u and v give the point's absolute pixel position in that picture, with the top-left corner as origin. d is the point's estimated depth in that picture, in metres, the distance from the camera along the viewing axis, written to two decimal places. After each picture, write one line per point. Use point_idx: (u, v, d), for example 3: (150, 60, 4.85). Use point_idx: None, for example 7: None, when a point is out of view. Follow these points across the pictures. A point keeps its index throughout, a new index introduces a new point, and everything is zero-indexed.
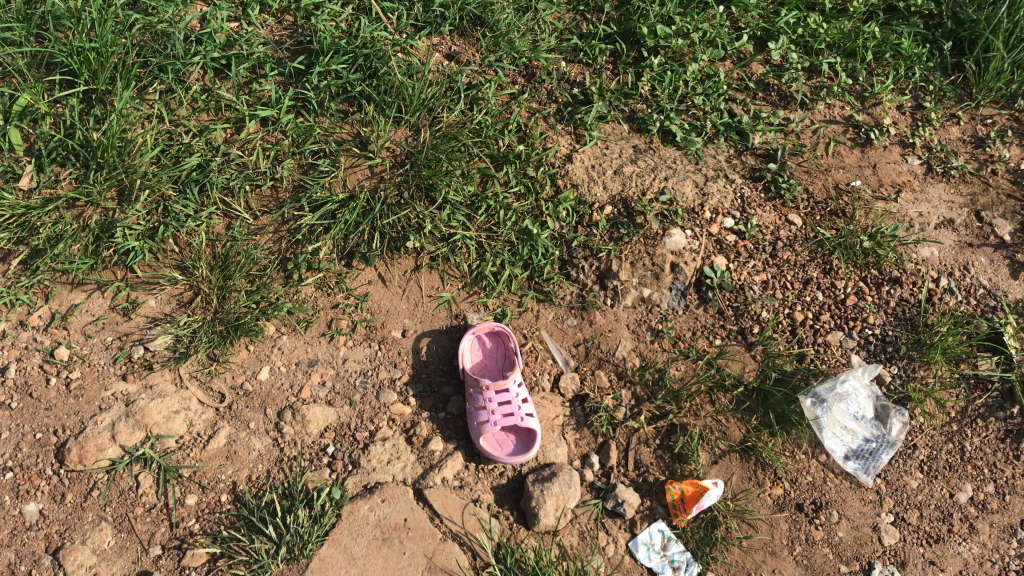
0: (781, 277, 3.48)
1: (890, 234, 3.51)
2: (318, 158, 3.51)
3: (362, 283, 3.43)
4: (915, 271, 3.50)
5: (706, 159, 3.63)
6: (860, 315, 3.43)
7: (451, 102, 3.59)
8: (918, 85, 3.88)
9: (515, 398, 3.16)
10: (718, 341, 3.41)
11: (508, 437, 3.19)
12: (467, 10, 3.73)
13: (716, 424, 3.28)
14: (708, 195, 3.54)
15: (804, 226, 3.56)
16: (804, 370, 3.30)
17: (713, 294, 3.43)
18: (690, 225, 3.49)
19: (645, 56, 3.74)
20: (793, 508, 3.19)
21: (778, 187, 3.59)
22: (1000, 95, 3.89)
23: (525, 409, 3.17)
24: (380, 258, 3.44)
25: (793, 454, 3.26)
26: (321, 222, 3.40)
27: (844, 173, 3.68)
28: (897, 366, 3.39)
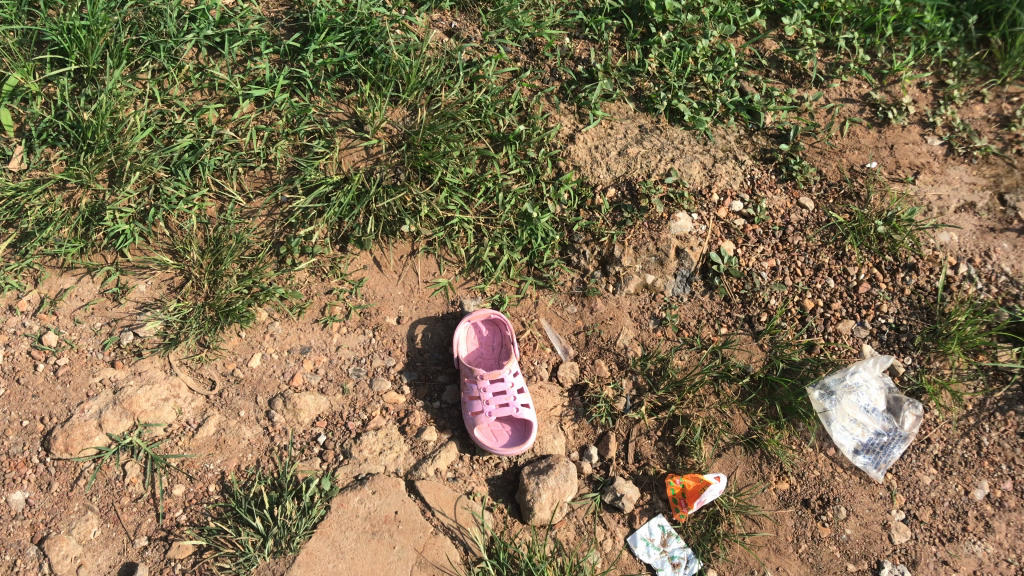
0: (790, 263, 3.36)
1: (907, 219, 3.36)
2: (313, 138, 3.41)
3: (358, 268, 3.35)
4: (932, 257, 3.35)
5: (716, 139, 3.48)
6: (873, 303, 3.31)
7: (451, 79, 3.45)
8: (941, 61, 3.67)
9: (510, 388, 3.05)
10: (724, 330, 3.29)
11: (504, 427, 3.10)
12: None
13: (720, 416, 3.17)
14: (717, 179, 3.41)
15: (816, 210, 3.43)
16: (813, 360, 3.20)
17: (720, 281, 3.31)
18: (697, 209, 3.38)
19: (654, 31, 3.54)
20: (798, 503, 3.08)
21: (789, 168, 3.45)
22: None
23: (521, 400, 3.07)
24: (377, 242, 3.36)
25: (800, 448, 3.14)
26: (315, 205, 3.32)
27: (860, 154, 3.52)
28: (911, 357, 3.25)
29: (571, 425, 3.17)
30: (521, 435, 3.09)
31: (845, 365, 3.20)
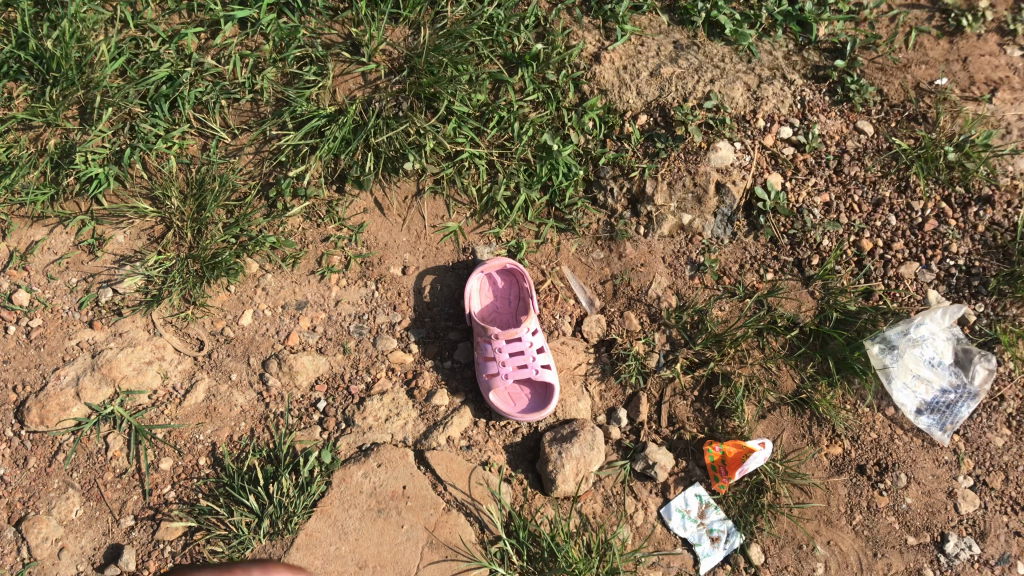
0: (846, 198, 2.97)
1: (985, 144, 2.91)
2: (306, 68, 2.98)
3: (358, 213, 2.99)
4: (1010, 187, 2.92)
5: (762, 55, 3.02)
6: (940, 242, 2.92)
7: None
8: None
9: (529, 348, 2.73)
10: (770, 276, 2.93)
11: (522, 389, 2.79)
12: None
13: (764, 373, 2.83)
14: (764, 103, 2.97)
15: (876, 135, 3.00)
16: (871, 309, 2.84)
17: (766, 220, 2.94)
18: (740, 137, 2.96)
19: None
20: (853, 470, 2.76)
21: (846, 88, 3.00)
22: None
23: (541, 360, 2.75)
24: (376, 183, 2.99)
25: (854, 408, 2.81)
26: (307, 143, 2.95)
27: (928, 69, 3.05)
28: (984, 304, 2.87)
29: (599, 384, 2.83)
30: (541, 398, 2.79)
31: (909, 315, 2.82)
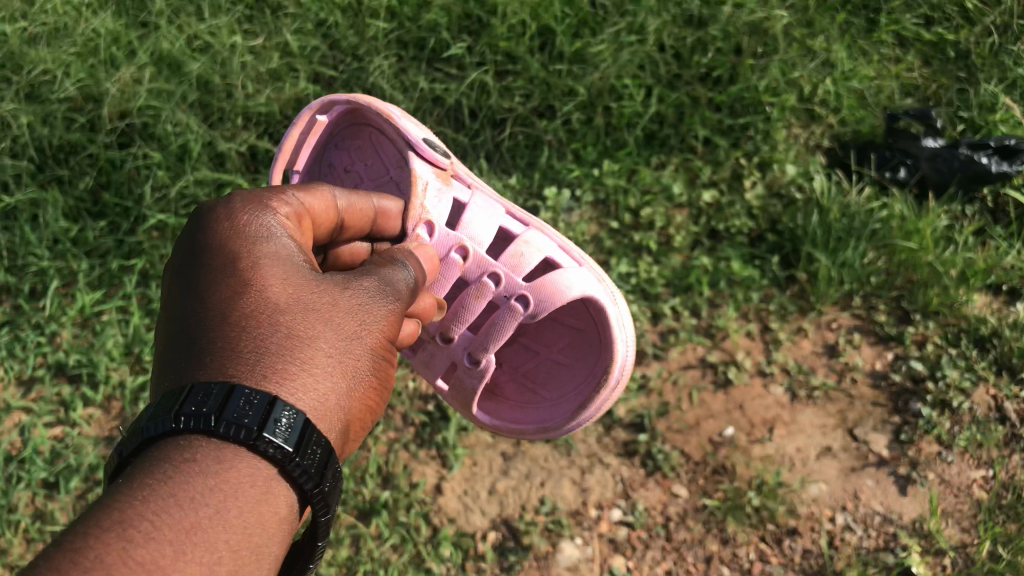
0: (838, 327, 2.06)
1: (935, 168, 2.19)
2: (22, 329, 1.98)
3: (98, 418, 1.90)
4: (996, 247, 2.13)
5: (645, 191, 2.20)
6: (975, 338, 1.99)
7: (206, 129, 2.09)
8: None
9: (467, 295, 1.67)
10: (809, 464, 1.85)
11: (540, 344, 1.74)
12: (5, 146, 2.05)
13: (774, 449, 1.86)
14: (679, 198, 2.19)
15: (831, 237, 2.08)
16: (948, 467, 1.83)
17: (754, 384, 1.97)
18: (680, 293, 2.10)
19: (180, 169, 2.07)
20: (925, 551, 1.75)
21: (767, 197, 2.19)
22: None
23: (502, 277, 1.66)
24: (119, 373, 1.93)
25: (905, 493, 1.81)
26: (25, 391, 1.94)
27: (756, 178, 2.21)
28: None
29: (583, 487, 1.81)
30: (587, 322, 1.71)
31: (952, 430, 1.87)
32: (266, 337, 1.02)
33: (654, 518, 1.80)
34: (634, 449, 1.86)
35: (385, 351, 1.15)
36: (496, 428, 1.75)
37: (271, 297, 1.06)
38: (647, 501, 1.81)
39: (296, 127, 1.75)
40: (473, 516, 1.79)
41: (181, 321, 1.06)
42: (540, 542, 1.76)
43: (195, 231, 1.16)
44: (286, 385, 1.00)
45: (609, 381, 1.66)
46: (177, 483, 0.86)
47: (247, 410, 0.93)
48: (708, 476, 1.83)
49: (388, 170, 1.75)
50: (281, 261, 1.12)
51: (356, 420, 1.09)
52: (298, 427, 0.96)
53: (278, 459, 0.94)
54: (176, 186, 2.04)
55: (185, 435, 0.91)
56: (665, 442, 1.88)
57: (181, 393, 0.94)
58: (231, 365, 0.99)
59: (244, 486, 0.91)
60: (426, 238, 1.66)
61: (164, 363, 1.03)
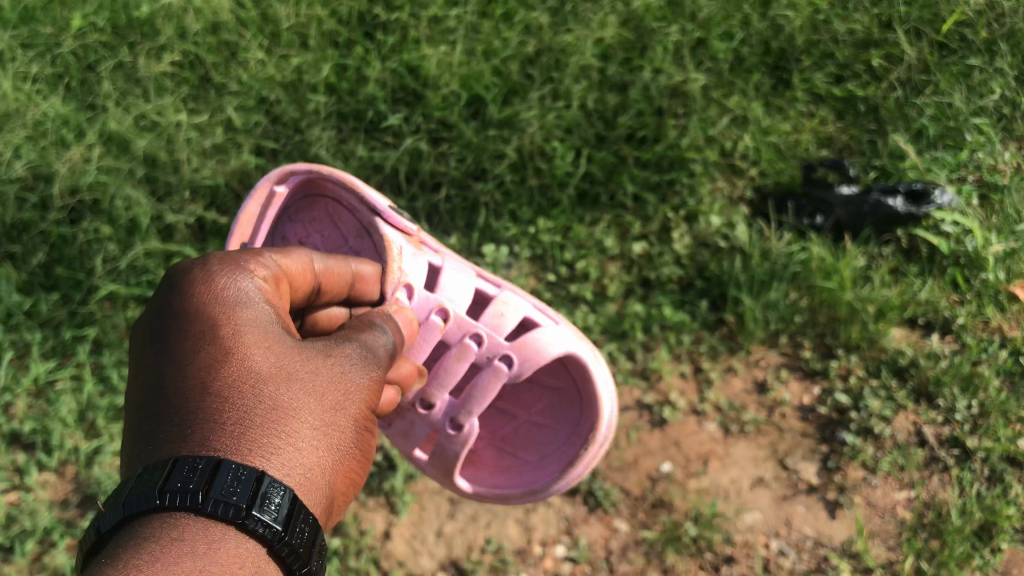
0: (767, 364, 2.16)
1: (849, 212, 2.29)
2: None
3: (52, 483, 1.96)
4: (912, 283, 2.19)
5: (577, 246, 2.32)
6: (896, 370, 2.07)
7: (154, 203, 2.16)
8: (768, 36, 2.52)
9: (449, 357, 1.75)
10: (741, 494, 1.97)
11: (519, 407, 1.85)
12: None
13: (710, 481, 1.98)
14: (611, 250, 2.30)
15: (754, 282, 2.18)
16: (872, 491, 1.95)
17: (686, 420, 2.08)
18: (614, 340, 2.21)
19: (130, 241, 2.15)
20: (854, 570, 1.87)
21: (695, 246, 2.29)
22: (758, 51, 2.51)
23: (484, 337, 1.75)
24: (74, 439, 1.99)
25: (835, 517, 1.92)
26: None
27: (682, 231, 2.31)
28: (991, 420, 1.96)
29: (527, 526, 1.92)
30: (565, 381, 1.83)
31: (875, 456, 1.98)
32: (251, 411, 1.06)
33: (596, 552, 1.92)
34: (576, 488, 1.97)
35: (363, 421, 1.19)
36: (479, 494, 1.81)
37: (255, 369, 1.10)
38: (590, 536, 1.93)
39: (252, 200, 1.80)
40: (422, 559, 1.89)
41: (159, 390, 1.08)
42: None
43: (171, 298, 1.18)
44: (271, 460, 1.04)
45: (598, 437, 1.76)
46: (166, 562, 0.89)
47: (234, 488, 0.96)
48: (647, 509, 1.95)
49: (347, 239, 1.86)
50: (265, 333, 1.16)
51: (336, 491, 1.13)
52: (285, 506, 1.00)
53: (265, 537, 0.97)
54: (126, 258, 2.12)
55: (171, 511, 0.94)
56: (606, 479, 1.99)
57: (166, 467, 0.96)
58: (215, 439, 1.02)
59: (232, 565, 0.94)
60: (406, 301, 1.74)
61: (141, 433, 1.05)
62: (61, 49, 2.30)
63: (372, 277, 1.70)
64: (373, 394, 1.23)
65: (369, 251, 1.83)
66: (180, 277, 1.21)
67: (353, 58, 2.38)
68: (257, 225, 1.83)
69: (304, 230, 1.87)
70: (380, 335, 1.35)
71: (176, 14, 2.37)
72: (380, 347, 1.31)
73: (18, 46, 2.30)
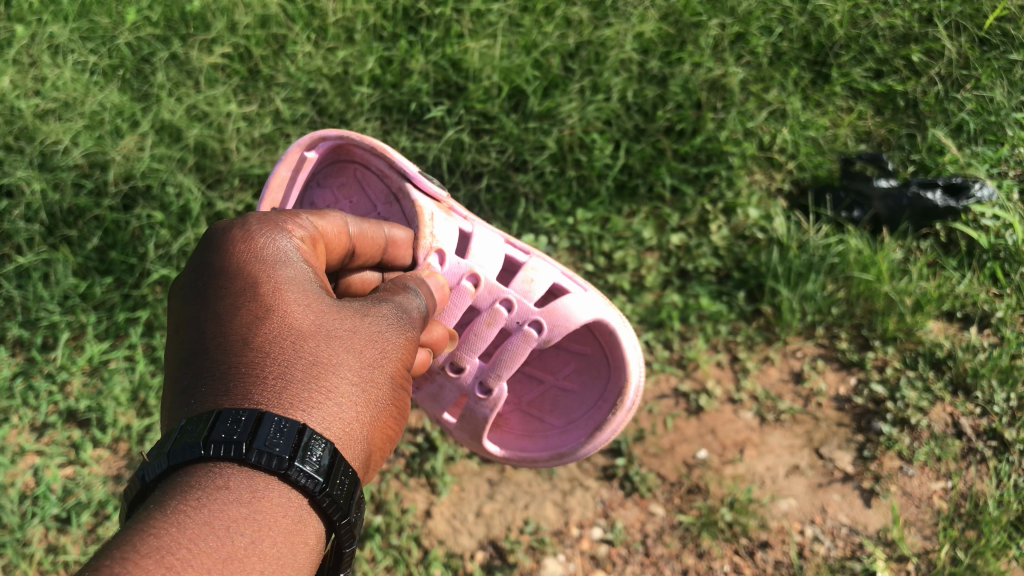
0: (803, 354, 2.18)
1: (887, 206, 2.28)
2: (35, 378, 2.14)
3: (106, 458, 2.05)
4: (951, 277, 2.20)
5: (615, 237, 2.35)
6: (933, 361, 2.09)
7: (204, 191, 2.24)
8: (809, 29, 2.52)
9: (480, 322, 1.80)
10: (777, 483, 1.99)
11: (546, 373, 1.89)
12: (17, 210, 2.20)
13: (745, 468, 2.01)
14: (649, 241, 2.33)
15: (791, 273, 2.20)
16: (908, 481, 1.96)
17: (724, 409, 2.10)
18: (651, 329, 2.24)
19: (181, 228, 2.22)
20: (888, 558, 1.89)
21: (731, 238, 2.32)
22: (799, 43, 2.52)
23: (514, 303, 1.80)
24: (127, 417, 2.09)
25: (870, 505, 1.94)
26: (38, 435, 2.10)
27: (720, 222, 2.34)
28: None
29: (564, 508, 1.98)
30: (592, 347, 1.86)
31: (911, 446, 1.99)
32: (292, 367, 1.09)
33: (633, 535, 1.96)
34: (612, 472, 2.02)
35: (400, 380, 1.21)
36: (507, 457, 1.88)
37: (295, 327, 1.13)
38: (626, 519, 1.97)
39: (284, 164, 1.84)
40: (461, 537, 1.95)
41: (201, 348, 1.11)
42: (525, 559, 1.93)
43: (212, 262, 1.22)
44: (311, 413, 1.06)
45: (624, 403, 1.79)
46: (212, 510, 0.91)
47: (277, 440, 0.98)
48: (682, 495, 1.99)
49: (376, 204, 1.90)
50: (302, 294, 1.19)
51: (375, 447, 1.15)
52: (327, 458, 1.02)
53: (307, 488, 0.99)
54: (176, 243, 2.20)
55: (216, 461, 0.96)
56: (642, 465, 2.04)
57: (210, 419, 0.99)
58: (256, 393, 1.04)
59: (275, 515, 0.96)
60: (437, 266, 1.78)
61: (184, 388, 1.08)
62: (118, 42, 2.38)
63: (405, 242, 1.73)
64: (408, 355, 1.25)
65: (397, 217, 1.87)
66: (220, 242, 1.25)
67: (396, 52, 2.42)
68: (287, 189, 1.87)
69: (333, 196, 1.92)
70: (412, 299, 1.37)
71: (227, 9, 2.43)
72: (413, 311, 1.34)
73: (77, 40, 2.38)
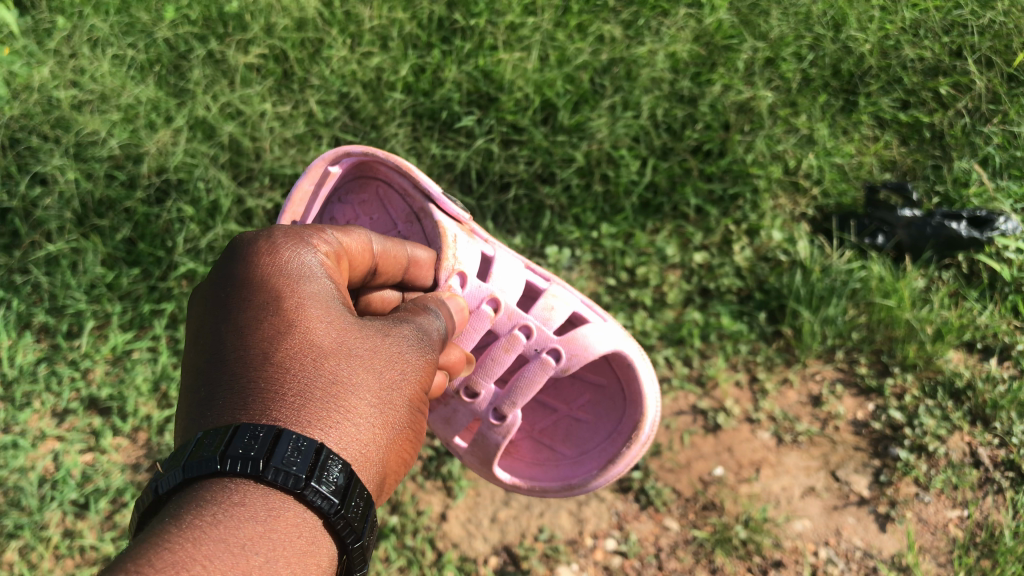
0: (822, 377, 2.18)
1: (910, 234, 2.29)
2: (58, 364, 2.17)
3: (125, 446, 2.08)
4: (974, 308, 2.20)
5: (638, 252, 2.36)
6: (954, 391, 2.08)
7: (235, 187, 2.27)
8: (838, 56, 2.54)
9: (498, 347, 1.79)
10: (792, 504, 1.99)
11: (561, 402, 1.89)
12: (50, 197, 2.24)
13: (761, 487, 2.01)
14: (672, 258, 2.35)
15: (813, 297, 2.19)
16: (924, 507, 1.96)
17: (742, 427, 2.11)
18: (671, 346, 2.25)
19: (209, 223, 2.25)
20: None
21: (753, 258, 2.32)
22: (826, 70, 2.53)
23: (533, 330, 1.79)
24: (147, 407, 2.12)
25: (885, 530, 1.94)
26: (58, 421, 2.12)
27: (744, 243, 2.35)
28: None
29: (579, 518, 1.99)
30: (610, 379, 1.86)
31: (928, 473, 1.98)
32: (312, 382, 1.03)
33: (646, 548, 1.97)
34: (628, 485, 2.03)
35: (419, 402, 1.16)
36: (517, 485, 1.85)
37: (318, 339, 1.08)
38: (641, 532, 1.98)
39: (307, 177, 1.80)
40: (476, 542, 1.97)
41: (219, 357, 1.05)
42: (538, 566, 1.94)
43: (233, 269, 1.16)
44: (331, 433, 1.00)
45: (639, 437, 1.78)
46: (227, 526, 0.85)
47: (295, 458, 0.93)
48: (697, 511, 2.00)
49: (396, 223, 1.90)
50: (327, 307, 1.13)
51: (391, 470, 1.10)
52: (343, 479, 0.97)
53: (323, 509, 0.94)
54: (205, 238, 2.23)
55: (232, 477, 0.91)
56: (658, 479, 2.05)
57: (227, 433, 0.93)
58: (275, 408, 0.98)
59: (291, 534, 0.91)
60: (458, 288, 1.77)
61: (199, 399, 1.02)
62: (156, 38, 2.41)
63: (427, 262, 1.71)
64: (427, 377, 1.20)
65: (418, 236, 1.87)
66: (243, 251, 1.18)
67: (430, 61, 2.45)
68: (308, 204, 1.83)
69: (352, 212, 1.90)
70: (433, 320, 1.32)
71: (265, 11, 2.46)
72: (434, 331, 1.29)
73: (117, 34, 2.42)
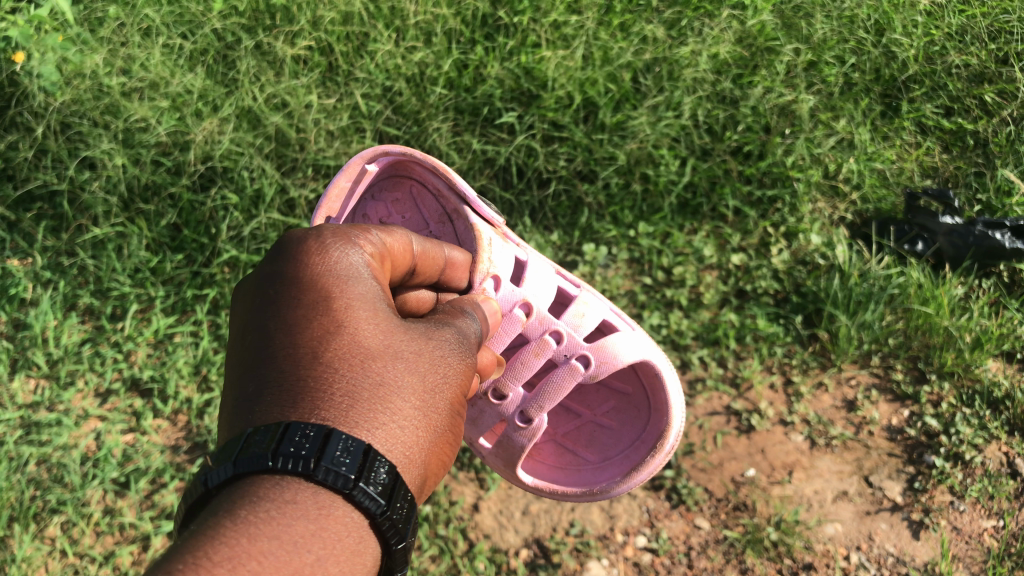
0: (858, 382, 2.17)
1: (951, 242, 2.26)
2: (102, 346, 2.22)
3: (165, 428, 2.13)
4: (1015, 317, 2.17)
5: (673, 252, 2.36)
6: (993, 401, 2.06)
7: (278, 176, 2.30)
8: (880, 61, 2.53)
9: (527, 351, 1.78)
10: (825, 507, 1.99)
11: (586, 407, 1.89)
12: (99, 181, 2.28)
13: (794, 490, 2.01)
14: (709, 259, 2.34)
15: (851, 301, 2.17)
16: (957, 515, 1.95)
17: (776, 430, 2.10)
18: (706, 346, 2.25)
19: (252, 211, 2.29)
20: None
21: (790, 260, 2.31)
22: (867, 73, 2.52)
23: (564, 336, 1.79)
24: (187, 390, 2.17)
25: (918, 537, 1.94)
26: (101, 401, 2.18)
27: (782, 244, 2.33)
28: None
29: (610, 514, 2.01)
30: (636, 388, 1.87)
31: (963, 481, 1.97)
32: (356, 382, 1.01)
33: (677, 546, 1.98)
34: (660, 483, 2.04)
35: (460, 405, 1.14)
36: (538, 487, 1.85)
37: (364, 340, 1.06)
38: (671, 530, 1.99)
39: (345, 175, 1.80)
40: (508, 534, 1.99)
41: (266, 355, 1.03)
42: (570, 561, 1.95)
43: (281, 266, 1.14)
44: (376, 433, 0.99)
45: (664, 446, 1.77)
46: (280, 523, 0.85)
47: (344, 458, 0.92)
48: (729, 511, 2.00)
49: (428, 222, 1.91)
50: (373, 308, 1.12)
51: (432, 472, 1.08)
52: (389, 479, 0.95)
53: (370, 510, 0.93)
54: (246, 226, 2.26)
55: (283, 474, 0.89)
56: (690, 479, 2.05)
57: (278, 430, 0.91)
58: (323, 408, 0.97)
59: (339, 534, 0.89)
60: (491, 292, 1.77)
61: (247, 395, 1.00)
62: (205, 28, 2.46)
63: (462, 264, 1.70)
64: (468, 381, 1.18)
65: (450, 238, 1.88)
66: (292, 248, 1.16)
67: (473, 56, 2.47)
68: (344, 200, 1.83)
69: (385, 210, 1.92)
70: (471, 322, 1.30)
71: (312, 4, 2.50)
72: (473, 334, 1.27)
73: (169, 24, 2.46)
